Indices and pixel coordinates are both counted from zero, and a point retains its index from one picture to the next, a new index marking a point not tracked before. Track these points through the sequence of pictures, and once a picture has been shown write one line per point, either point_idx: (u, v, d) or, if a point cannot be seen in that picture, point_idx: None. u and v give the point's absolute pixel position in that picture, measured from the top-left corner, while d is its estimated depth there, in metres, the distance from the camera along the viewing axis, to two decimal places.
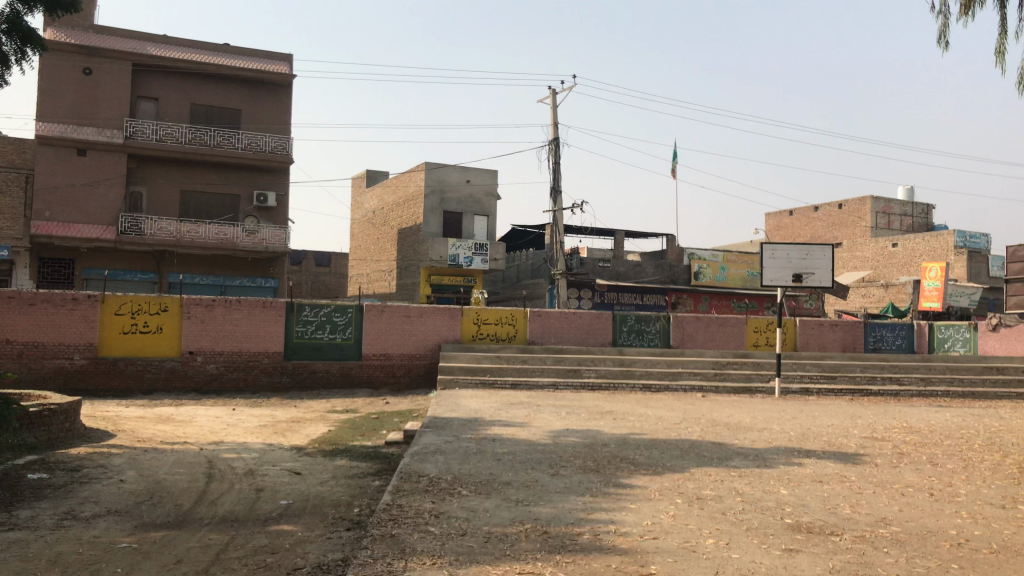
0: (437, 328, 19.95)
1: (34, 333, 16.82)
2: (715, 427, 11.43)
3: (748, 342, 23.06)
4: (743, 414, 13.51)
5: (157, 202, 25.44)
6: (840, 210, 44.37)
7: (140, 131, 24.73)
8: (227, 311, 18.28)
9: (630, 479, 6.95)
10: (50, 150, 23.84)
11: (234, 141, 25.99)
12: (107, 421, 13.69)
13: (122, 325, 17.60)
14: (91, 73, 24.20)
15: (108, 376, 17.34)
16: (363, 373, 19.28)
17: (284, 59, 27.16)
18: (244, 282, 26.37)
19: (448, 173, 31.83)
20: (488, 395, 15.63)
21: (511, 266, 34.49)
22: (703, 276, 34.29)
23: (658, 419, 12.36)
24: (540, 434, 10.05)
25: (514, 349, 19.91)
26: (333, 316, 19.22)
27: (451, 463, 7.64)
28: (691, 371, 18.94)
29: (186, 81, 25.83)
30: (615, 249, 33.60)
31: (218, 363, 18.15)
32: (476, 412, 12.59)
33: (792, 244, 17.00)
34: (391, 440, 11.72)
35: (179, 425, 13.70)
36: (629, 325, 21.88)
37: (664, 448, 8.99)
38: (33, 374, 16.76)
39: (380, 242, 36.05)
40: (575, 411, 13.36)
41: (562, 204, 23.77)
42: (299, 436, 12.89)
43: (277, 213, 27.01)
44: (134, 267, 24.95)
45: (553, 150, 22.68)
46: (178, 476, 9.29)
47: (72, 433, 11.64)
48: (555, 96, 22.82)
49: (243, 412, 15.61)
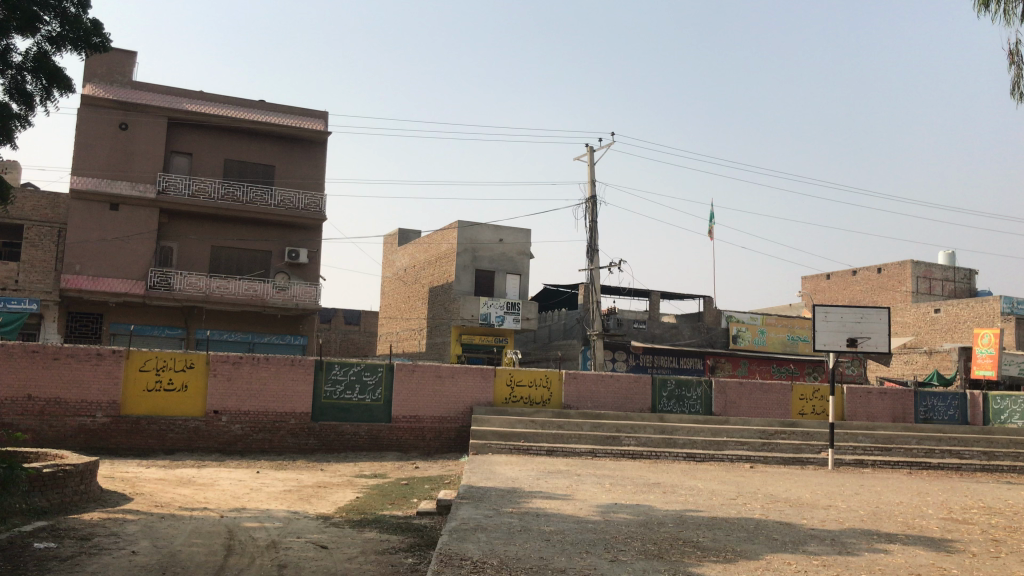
0: (469, 390, 19.21)
1: (56, 389, 16.32)
2: (775, 504, 10.51)
3: (793, 411, 21.98)
4: (800, 489, 12.55)
5: (187, 257, 25.18)
6: (878, 274, 43.31)
7: (173, 186, 24.64)
8: (254, 368, 17.70)
9: (700, 569, 6.10)
10: (82, 203, 23.76)
11: (266, 197, 25.83)
12: (126, 483, 13.02)
13: (147, 382, 17.06)
14: (127, 128, 24.25)
15: (129, 435, 16.73)
16: (392, 436, 18.51)
17: (319, 116, 27.04)
18: (272, 339, 25.87)
19: (481, 231, 31.40)
20: (524, 462, 14.80)
21: (543, 327, 33.82)
22: (741, 339, 33.20)
23: (711, 493, 11.47)
24: (588, 509, 9.20)
25: (549, 414, 19.05)
26: (362, 375, 18.57)
27: (495, 544, 6.81)
28: (736, 441, 17.95)
29: (221, 137, 25.81)
30: (651, 311, 32.79)
31: (243, 424, 17.49)
32: (514, 481, 11.77)
33: (846, 306, 16.19)
34: (424, 511, 10.91)
35: (199, 489, 12.99)
36: (668, 391, 21.00)
37: (729, 530, 8.11)
38: (53, 432, 16.19)
39: (411, 300, 35.58)
40: (621, 482, 12.49)
41: (599, 263, 23.11)
42: (325, 504, 12.10)
43: (308, 270, 26.60)
44: (161, 322, 24.55)
45: (591, 208, 22.14)
46: (195, 548, 8.53)
47: (87, 497, 10.99)
48: (593, 153, 22.34)
49: (267, 476, 14.86)
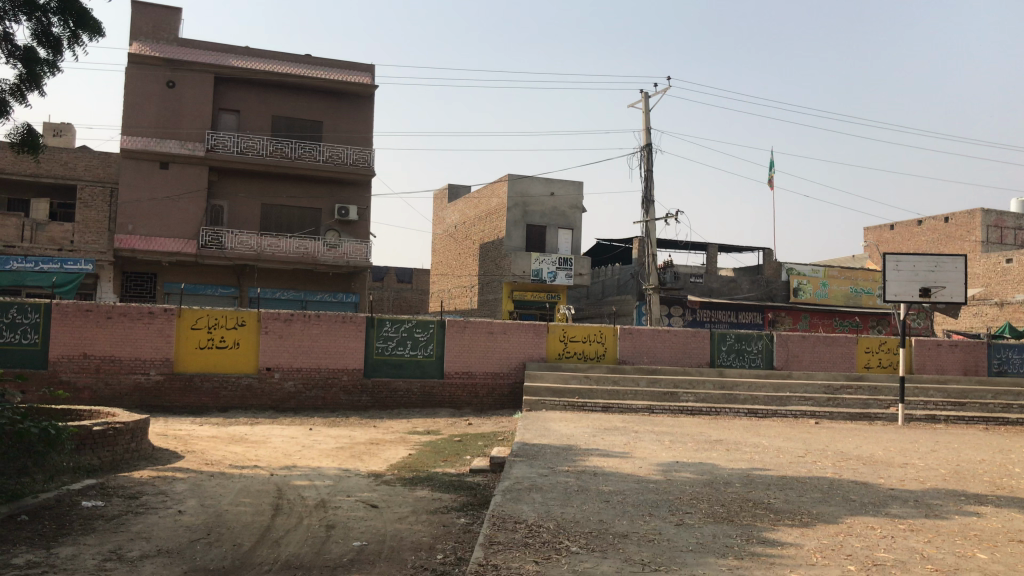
0: (521, 346, 18.81)
1: (111, 347, 16.38)
2: (846, 462, 9.91)
3: (858, 364, 21.14)
4: (871, 446, 11.88)
5: (238, 215, 25.10)
6: (946, 224, 41.59)
7: (222, 144, 24.48)
8: (305, 325, 17.54)
9: (775, 534, 5.56)
10: (133, 163, 23.77)
11: (315, 153, 25.57)
12: (179, 441, 12.95)
13: (199, 339, 17.02)
14: (174, 86, 24.13)
15: (183, 393, 16.78)
16: (445, 392, 18.26)
17: (366, 69, 26.56)
18: (324, 297, 25.80)
19: (533, 185, 30.77)
20: (579, 419, 14.36)
21: (597, 282, 33.25)
22: (802, 293, 32.10)
23: (777, 451, 10.91)
24: (648, 468, 8.72)
25: (604, 370, 18.58)
26: (414, 331, 18.29)
27: (551, 506, 6.37)
28: (800, 396, 17.28)
29: (268, 93, 25.56)
30: (708, 264, 31.94)
31: (296, 381, 17.40)
32: (570, 438, 11.33)
33: (919, 255, 15.28)
34: (477, 469, 10.58)
35: (251, 447, 12.86)
36: (728, 344, 20.33)
37: (804, 490, 7.55)
38: (110, 390, 16.30)
39: (462, 257, 35.25)
40: (681, 439, 11.99)
41: (654, 214, 22.38)
42: (377, 461, 11.85)
43: (358, 226, 26.36)
44: (215, 281, 24.66)
45: (645, 156, 21.36)
46: (243, 507, 8.30)
47: (138, 455, 10.90)
48: (647, 100, 21.49)
49: (319, 433, 14.71)
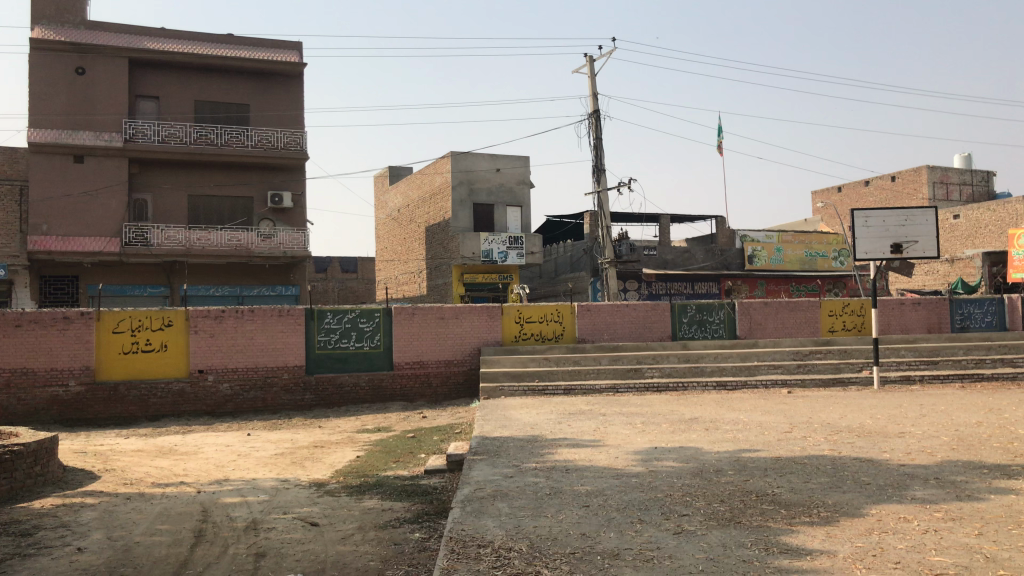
0: (474, 330, 17.66)
1: (22, 359, 14.84)
2: (837, 436, 8.99)
3: (823, 328, 20.43)
4: (856, 414, 11.03)
5: (164, 209, 23.40)
6: (892, 183, 41.52)
7: (141, 133, 22.81)
8: (239, 323, 16.16)
9: (798, 539, 4.52)
10: (44, 158, 21.95)
11: (243, 138, 23.98)
12: (97, 459, 11.54)
13: (122, 344, 15.55)
14: (84, 73, 22.32)
15: (108, 404, 15.30)
16: (395, 385, 17.07)
17: (293, 47, 24.99)
18: (263, 291, 24.31)
19: (476, 162, 29.52)
20: (541, 404, 13.30)
21: (549, 260, 32.29)
22: (757, 259, 31.54)
23: (758, 427, 10.00)
24: (624, 457, 7.70)
25: (563, 350, 17.56)
26: (358, 322, 17.06)
27: (520, 518, 5.28)
28: (770, 365, 16.47)
29: (189, 76, 23.86)
30: (661, 235, 31.10)
31: (232, 382, 16.03)
32: (534, 427, 10.22)
33: (888, 209, 14.50)
34: (432, 469, 9.45)
35: (180, 459, 11.52)
36: (689, 316, 19.43)
37: (808, 474, 6.58)
38: (25, 406, 14.78)
39: (408, 242, 33.93)
40: (653, 419, 10.99)
41: (606, 184, 21.33)
42: (321, 467, 10.64)
43: (295, 214, 24.87)
44: (143, 281, 23.05)
45: (594, 123, 20.29)
46: (157, 538, 7.05)
47: (43, 480, 9.50)
48: (593, 63, 20.39)
49: (258, 438, 13.41)
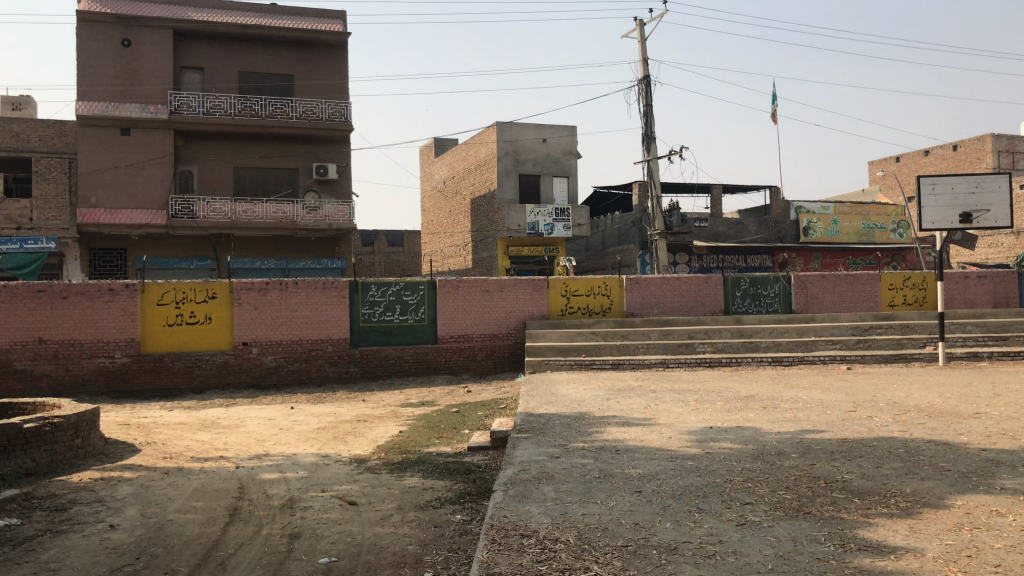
0: (520, 303, 17.26)
1: (70, 330, 14.88)
2: (906, 416, 8.41)
3: (882, 302, 19.59)
4: (924, 393, 10.41)
5: (209, 181, 23.37)
6: (955, 152, 39.91)
7: (186, 105, 22.70)
8: (283, 295, 16.00)
9: (877, 534, 4.05)
10: (92, 130, 22.02)
11: (287, 110, 23.79)
12: (140, 431, 11.45)
13: (167, 316, 15.50)
14: (130, 45, 22.29)
15: (154, 376, 15.29)
16: (440, 358, 16.80)
17: (337, 16, 24.66)
18: (308, 263, 24.24)
19: (522, 132, 28.98)
20: (588, 379, 12.89)
21: (596, 232, 31.72)
22: (812, 232, 30.58)
23: (819, 406, 9.46)
24: (678, 437, 7.26)
25: (611, 324, 17.09)
26: (402, 295, 16.79)
27: (567, 505, 4.88)
28: (827, 340, 15.81)
29: (232, 47, 23.71)
30: (712, 207, 30.30)
31: (276, 355, 15.90)
32: (581, 404, 9.81)
33: (957, 175, 13.70)
34: (476, 446, 9.12)
35: (222, 433, 11.37)
36: (742, 289, 18.78)
37: (881, 458, 6.07)
38: (72, 377, 14.83)
39: (453, 214, 33.61)
40: (707, 397, 10.50)
41: (656, 153, 20.66)
42: (363, 442, 10.39)
43: (340, 186, 24.69)
44: (190, 253, 23.10)
45: (643, 90, 19.63)
46: (191, 516, 6.83)
47: (84, 453, 9.39)
48: (643, 26, 19.68)
49: (301, 412, 13.24)
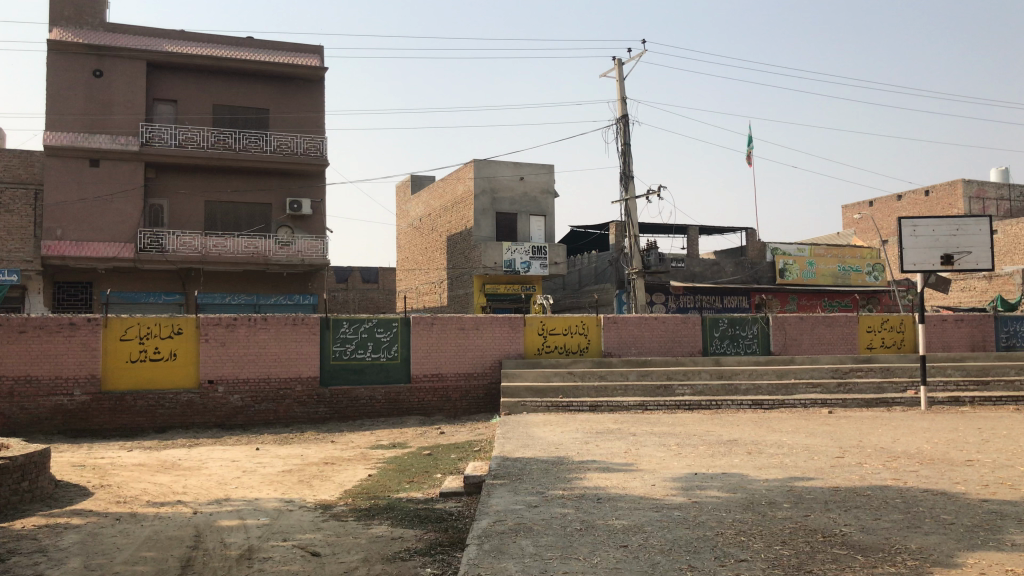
0: (496, 342, 16.89)
1: (25, 366, 14.25)
2: (896, 463, 8.11)
3: (860, 345, 19.43)
4: (910, 438, 10.13)
5: (180, 214, 22.89)
6: (926, 197, 40.35)
7: (158, 136, 22.29)
8: (251, 331, 15.51)
9: None
10: (59, 161, 21.52)
11: (262, 144, 23.47)
12: (94, 473, 10.87)
13: (129, 352, 14.93)
14: (101, 75, 21.91)
15: (114, 414, 14.67)
16: (412, 398, 16.33)
17: (314, 51, 24.49)
18: (279, 300, 23.74)
19: (500, 169, 28.83)
20: (565, 422, 12.49)
21: (573, 271, 31.52)
22: (789, 273, 30.61)
23: (804, 451, 9.13)
24: (662, 485, 6.89)
25: (588, 364, 16.75)
26: (375, 332, 16.36)
27: (548, 562, 4.48)
28: (808, 383, 15.56)
29: (207, 80, 23.41)
30: (689, 247, 30.24)
31: (243, 394, 15.36)
32: (559, 447, 9.42)
33: (938, 218, 13.61)
34: (449, 492, 8.68)
35: (182, 475, 10.82)
36: (721, 330, 18.55)
37: (878, 510, 5.73)
38: (27, 416, 14.17)
39: (429, 252, 33.29)
40: (688, 440, 10.15)
41: (634, 192, 20.53)
42: (330, 487, 9.91)
43: (314, 222, 24.30)
44: (158, 288, 22.51)
45: (622, 129, 19.53)
46: (140, 569, 6.32)
47: (31, 497, 8.82)
48: (622, 66, 19.66)
49: (266, 453, 12.69)
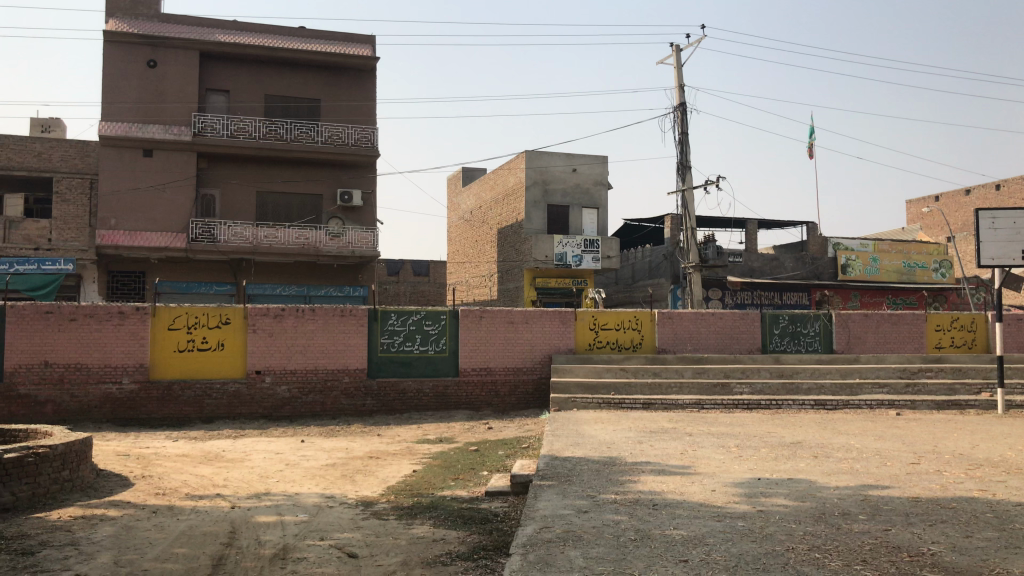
0: (546, 336, 16.44)
1: (75, 354, 14.27)
2: (980, 472, 7.45)
3: (929, 344, 18.47)
4: (991, 444, 9.39)
5: (231, 205, 22.92)
6: (997, 192, 38.65)
7: (210, 126, 22.33)
8: (298, 322, 15.31)
9: None
10: (114, 151, 21.71)
11: (313, 134, 23.37)
12: (137, 462, 10.73)
13: (177, 341, 14.86)
14: (156, 65, 22.03)
15: (162, 404, 14.62)
16: (461, 393, 15.98)
17: (366, 40, 24.31)
18: (330, 291, 23.62)
19: (552, 161, 28.33)
20: (617, 420, 11.99)
21: (627, 265, 30.88)
22: (851, 270, 29.62)
23: (876, 457, 8.48)
24: (722, 491, 6.37)
25: (642, 360, 16.19)
26: (423, 324, 16.06)
27: None
28: (874, 383, 14.77)
29: (259, 70, 23.40)
30: (747, 242, 29.36)
31: (290, 385, 15.18)
32: (611, 447, 8.93)
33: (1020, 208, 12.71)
34: (495, 491, 8.27)
35: (224, 467, 10.61)
36: (781, 327, 17.81)
37: (969, 526, 5.14)
38: (76, 403, 14.18)
39: (480, 245, 32.97)
40: (749, 442, 9.56)
41: (691, 183, 19.85)
42: (373, 482, 9.58)
43: (364, 213, 24.14)
44: (209, 279, 22.59)
45: (679, 117, 18.89)
46: (169, 566, 6.06)
47: (71, 487, 8.65)
48: (680, 52, 18.99)
49: (311, 446, 12.45)
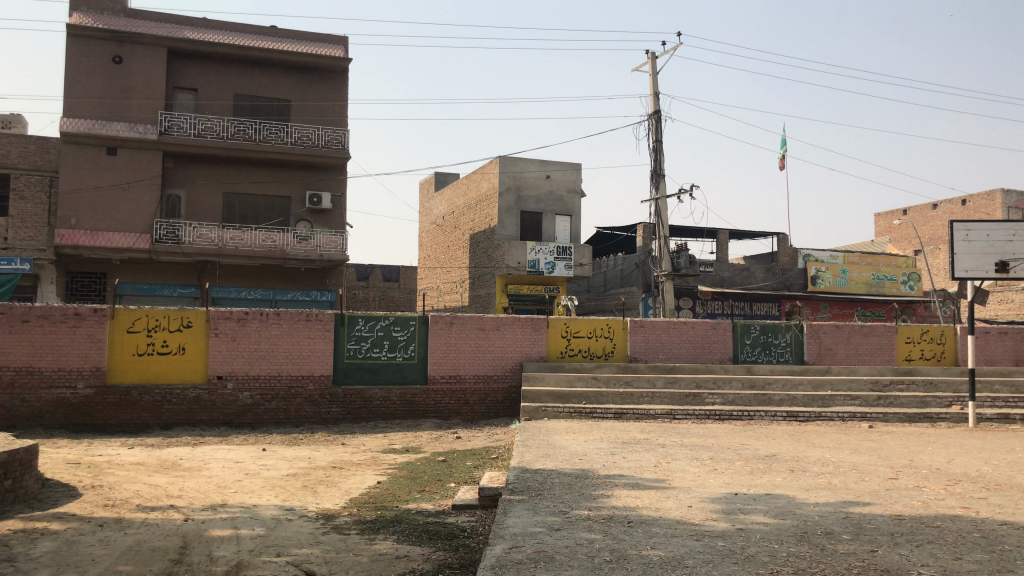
0: (517, 344, 16.16)
1: (28, 357, 13.71)
2: (959, 487, 7.28)
3: (899, 356, 18.47)
4: (966, 459, 9.25)
5: (197, 205, 22.39)
6: (963, 206, 39.13)
7: (177, 125, 21.81)
8: (263, 326, 14.88)
9: None
10: (76, 148, 21.09)
11: (282, 135, 22.92)
12: (88, 471, 10.25)
13: (136, 345, 14.37)
14: (121, 62, 21.47)
15: (119, 409, 14.11)
16: (429, 400, 15.64)
17: (338, 41, 23.92)
18: (297, 295, 23.15)
19: (526, 167, 28.09)
20: (588, 430, 11.74)
21: (599, 273, 30.74)
22: (821, 280, 29.66)
23: (851, 470, 8.30)
24: (699, 507, 6.11)
25: (614, 369, 15.97)
26: (392, 330, 15.69)
27: None
28: (845, 395, 14.66)
29: (228, 69, 22.91)
30: (719, 252, 29.34)
31: (253, 391, 14.74)
32: (583, 459, 8.65)
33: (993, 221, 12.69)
34: (462, 505, 7.95)
35: (180, 477, 10.16)
36: (752, 337, 17.69)
37: (957, 547, 4.93)
38: (28, 408, 13.62)
39: (451, 251, 32.64)
40: (723, 455, 9.34)
41: (665, 190, 19.71)
42: (335, 494, 9.21)
43: (333, 216, 23.70)
44: (174, 281, 22.05)
45: (654, 125, 18.75)
46: None
47: (12, 498, 8.18)
48: (656, 59, 18.87)
49: (272, 455, 12.03)
